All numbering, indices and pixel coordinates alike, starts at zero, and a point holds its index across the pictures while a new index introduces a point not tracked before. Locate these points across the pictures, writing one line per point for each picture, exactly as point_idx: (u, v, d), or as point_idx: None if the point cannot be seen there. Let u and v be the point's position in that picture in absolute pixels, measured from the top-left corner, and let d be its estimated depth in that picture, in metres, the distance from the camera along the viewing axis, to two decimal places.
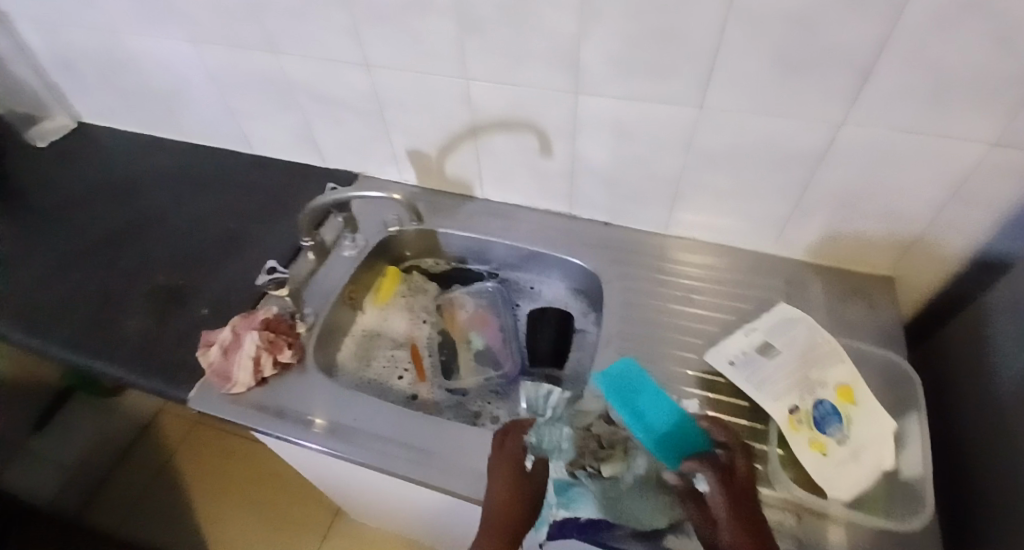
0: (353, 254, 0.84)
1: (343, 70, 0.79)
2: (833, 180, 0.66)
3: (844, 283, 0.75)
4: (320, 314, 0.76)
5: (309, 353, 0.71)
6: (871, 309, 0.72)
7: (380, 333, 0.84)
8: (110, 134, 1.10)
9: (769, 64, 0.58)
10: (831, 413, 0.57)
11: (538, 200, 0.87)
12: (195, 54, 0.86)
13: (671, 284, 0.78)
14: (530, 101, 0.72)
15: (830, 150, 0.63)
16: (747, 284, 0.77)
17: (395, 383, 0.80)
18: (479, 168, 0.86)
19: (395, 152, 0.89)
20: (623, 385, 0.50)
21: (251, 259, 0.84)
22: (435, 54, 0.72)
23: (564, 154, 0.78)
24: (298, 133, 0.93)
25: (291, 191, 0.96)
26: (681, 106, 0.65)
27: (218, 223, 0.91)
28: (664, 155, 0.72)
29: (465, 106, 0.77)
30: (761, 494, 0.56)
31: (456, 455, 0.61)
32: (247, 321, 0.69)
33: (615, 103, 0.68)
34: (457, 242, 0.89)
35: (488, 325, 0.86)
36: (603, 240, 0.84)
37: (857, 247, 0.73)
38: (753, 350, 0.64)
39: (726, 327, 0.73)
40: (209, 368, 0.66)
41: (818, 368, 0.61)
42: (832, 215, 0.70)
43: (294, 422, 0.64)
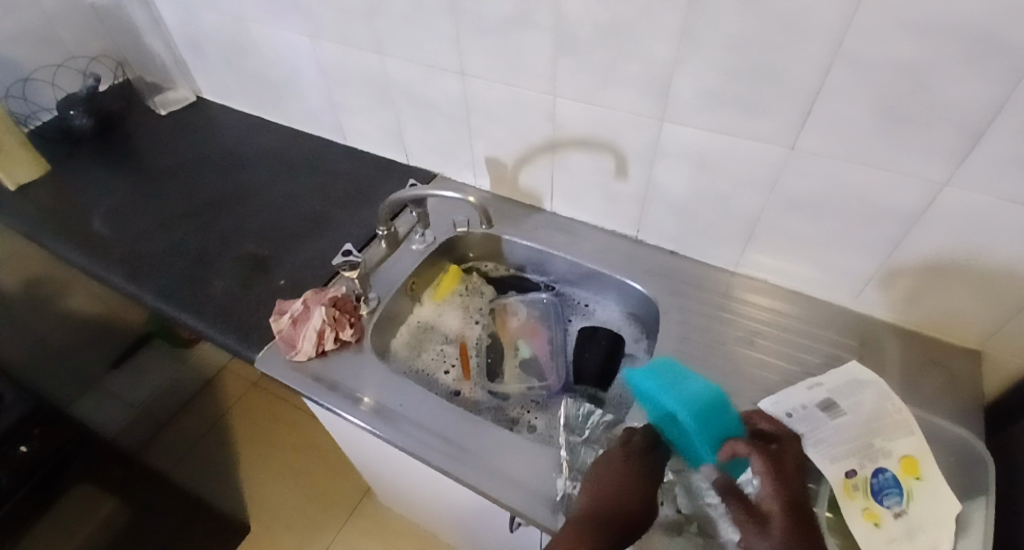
0: (420, 248, 0.87)
1: (440, 76, 0.83)
2: (924, 241, 0.63)
3: (923, 351, 0.71)
4: (383, 299, 0.80)
5: (367, 335, 0.75)
6: (950, 382, 0.68)
7: (434, 327, 0.87)
8: (222, 110, 1.20)
9: (870, 114, 0.56)
10: (892, 486, 0.54)
11: (606, 220, 0.87)
12: (309, 47, 0.93)
13: (732, 323, 0.76)
14: (615, 123, 0.73)
15: (926, 209, 0.60)
16: (814, 336, 0.74)
17: (440, 377, 0.81)
18: (552, 183, 0.88)
19: (474, 157, 0.93)
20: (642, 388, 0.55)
21: (329, 240, 0.89)
22: (530, 70, 0.74)
23: (639, 179, 0.78)
24: (388, 129, 0.99)
25: (373, 182, 1.01)
26: (771, 145, 0.64)
27: (304, 203, 0.97)
28: (745, 194, 0.71)
29: (550, 121, 0.79)
30: None
31: (490, 456, 0.62)
32: (318, 296, 0.72)
33: (701, 135, 0.68)
34: (520, 251, 0.91)
35: (537, 335, 0.87)
36: (667, 270, 0.83)
37: (940, 314, 0.69)
38: (815, 405, 0.61)
39: (785, 377, 0.70)
40: (279, 334, 0.70)
41: (883, 437, 0.57)
42: (918, 277, 0.67)
43: (345, 397, 0.68)
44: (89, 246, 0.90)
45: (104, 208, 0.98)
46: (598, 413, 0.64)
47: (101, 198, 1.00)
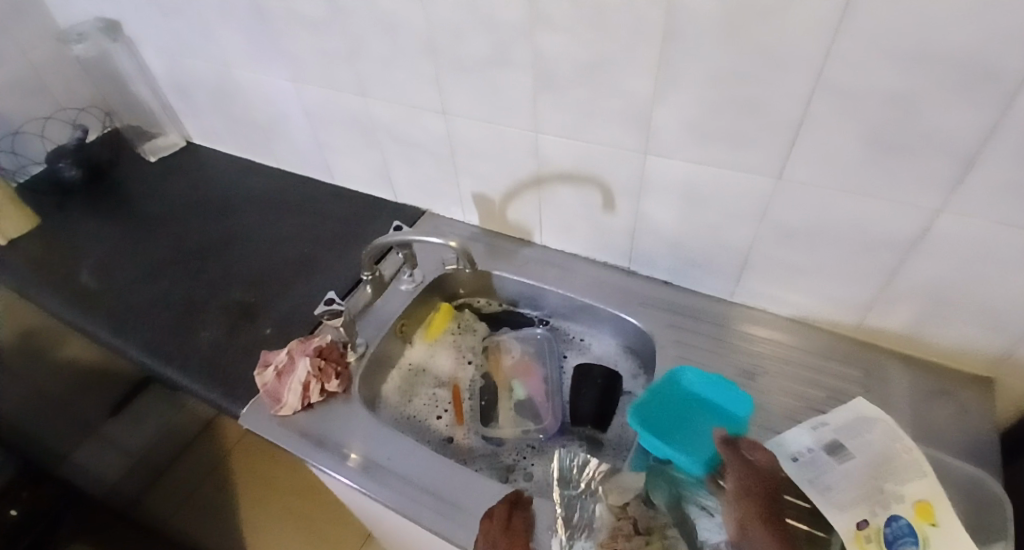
0: (408, 288, 0.85)
1: (421, 114, 0.82)
2: (922, 270, 0.61)
3: (930, 379, 0.68)
4: (370, 345, 0.78)
5: (354, 384, 0.73)
6: (961, 413, 0.65)
7: (426, 369, 0.85)
8: (212, 154, 1.21)
9: (857, 143, 0.54)
10: (907, 535, 0.50)
11: (597, 252, 0.86)
12: (293, 91, 0.93)
13: (731, 356, 0.74)
14: (599, 158, 0.72)
15: (922, 238, 0.58)
16: (816, 367, 0.71)
17: (433, 423, 0.79)
18: (541, 217, 0.86)
19: (461, 194, 0.92)
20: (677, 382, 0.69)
21: (317, 285, 0.88)
22: (510, 107, 0.73)
23: (628, 212, 0.77)
24: (374, 169, 0.98)
25: (361, 222, 1.00)
26: (759, 176, 0.63)
27: (291, 246, 0.96)
28: (736, 225, 0.69)
29: (534, 157, 0.78)
30: None
31: (482, 513, 0.60)
32: (303, 346, 0.71)
33: (687, 168, 0.67)
34: (512, 286, 0.89)
35: (532, 374, 0.84)
36: (661, 301, 0.81)
37: (948, 342, 0.66)
38: (819, 447, 0.59)
39: (788, 413, 0.67)
40: (262, 388, 0.68)
41: (892, 480, 0.55)
42: (919, 305, 0.64)
43: (331, 453, 0.66)
44: (76, 300, 0.89)
45: (92, 259, 0.97)
46: (593, 463, 0.63)
47: (89, 249, 1.00)
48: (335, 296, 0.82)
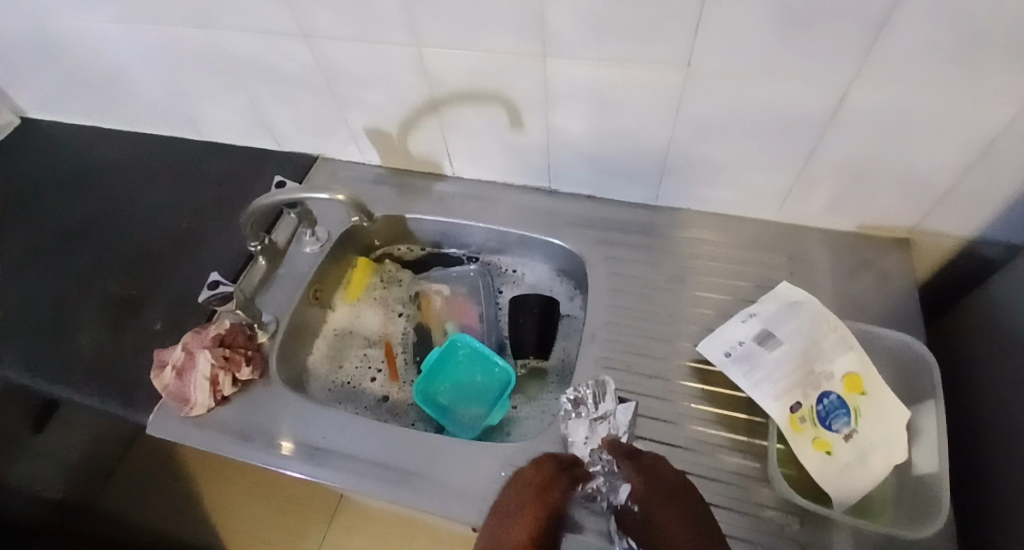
0: (314, 250, 0.77)
1: (283, 43, 0.70)
2: (841, 144, 0.58)
3: (852, 251, 0.69)
4: (281, 319, 0.71)
5: (271, 366, 0.67)
6: (882, 279, 0.66)
7: (353, 331, 0.79)
8: (56, 125, 1.02)
9: (768, 16, 0.49)
10: (839, 407, 0.53)
11: (513, 176, 0.79)
12: (121, 34, 0.77)
13: (663, 263, 0.72)
14: (495, 67, 0.63)
15: (838, 109, 0.55)
16: (746, 260, 0.70)
17: (367, 386, 0.75)
18: (446, 145, 0.78)
19: (352, 131, 0.81)
20: (444, 365, 0.74)
21: (210, 261, 0.78)
22: (383, 20, 0.62)
23: (537, 126, 0.70)
24: (249, 117, 0.85)
25: (248, 181, 0.88)
26: (666, 67, 0.57)
27: (171, 221, 0.84)
28: (650, 123, 0.64)
29: (423, 77, 0.68)
30: (759, 493, 0.54)
31: (438, 472, 0.57)
32: (200, 337, 0.64)
33: (590, 67, 0.60)
34: (430, 228, 0.82)
35: (467, 314, 0.80)
36: (587, 218, 0.77)
37: (868, 211, 0.66)
38: (752, 340, 0.59)
39: (723, 311, 0.67)
40: (165, 391, 0.62)
41: (823, 359, 0.55)
42: (839, 179, 0.63)
43: (261, 446, 0.60)
44: None
45: None
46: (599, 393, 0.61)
47: None
48: (222, 278, 0.73)
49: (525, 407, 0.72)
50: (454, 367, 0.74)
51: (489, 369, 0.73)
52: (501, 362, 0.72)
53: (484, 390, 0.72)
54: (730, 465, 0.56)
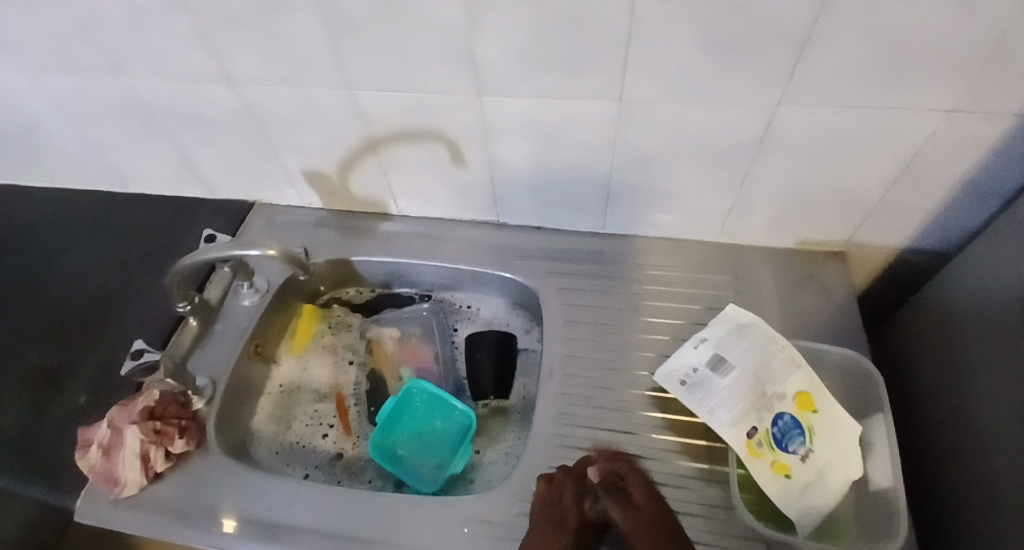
0: (253, 303, 0.73)
1: (207, 89, 0.67)
2: (774, 167, 0.60)
3: (795, 267, 0.70)
4: (218, 381, 0.66)
5: (209, 434, 0.62)
6: (824, 293, 0.68)
7: (300, 386, 0.75)
8: None
9: (694, 48, 0.50)
10: (793, 428, 0.53)
11: (459, 211, 0.78)
12: (28, 87, 0.72)
13: (614, 291, 0.71)
14: (431, 106, 0.62)
15: (768, 133, 0.56)
16: (695, 282, 0.71)
17: (318, 444, 0.70)
18: (388, 184, 0.76)
19: (289, 174, 0.78)
20: (399, 413, 0.70)
21: (139, 321, 0.72)
22: (311, 62, 0.60)
23: (479, 162, 0.69)
24: (177, 165, 0.81)
25: (179, 232, 0.83)
26: (600, 100, 0.57)
27: (96, 280, 0.78)
28: (590, 154, 0.64)
29: (358, 119, 0.66)
30: (723, 521, 0.53)
31: (397, 535, 0.54)
32: (126, 412, 0.59)
33: (527, 103, 0.59)
34: (377, 269, 0.79)
35: (421, 357, 0.78)
36: (537, 250, 0.76)
37: (805, 228, 0.68)
38: (705, 366, 0.58)
39: (678, 336, 0.67)
40: (92, 473, 0.57)
41: (774, 380, 0.55)
42: (775, 199, 0.65)
43: (202, 523, 0.56)
44: None
45: None
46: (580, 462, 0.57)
47: None
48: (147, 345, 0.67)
49: (488, 451, 0.69)
50: (411, 414, 0.70)
51: (447, 415, 0.70)
52: (459, 405, 0.69)
53: (447, 436, 0.68)
54: (694, 499, 0.55)
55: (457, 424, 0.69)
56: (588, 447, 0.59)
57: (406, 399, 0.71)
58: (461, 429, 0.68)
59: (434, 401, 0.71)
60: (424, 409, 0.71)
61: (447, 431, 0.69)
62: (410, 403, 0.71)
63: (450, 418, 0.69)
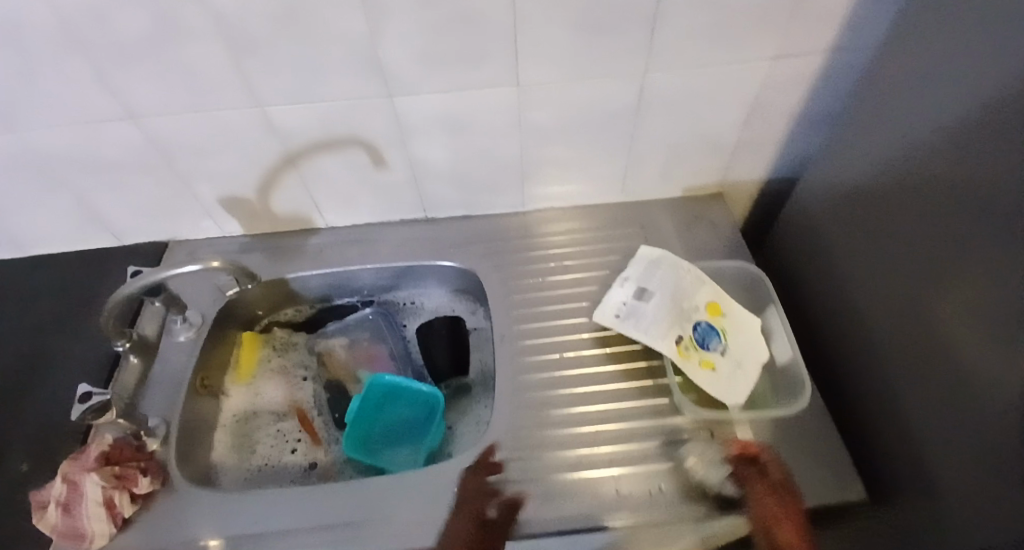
0: (190, 336, 0.71)
1: (108, 129, 0.66)
2: (653, 126, 0.71)
3: (687, 211, 0.83)
4: (171, 419, 0.64)
5: (172, 470, 0.61)
6: (713, 227, 0.80)
7: (256, 411, 0.74)
8: None
9: (569, 31, 0.59)
10: (709, 331, 0.64)
11: (387, 213, 0.82)
12: None
13: (543, 258, 0.79)
14: (346, 114, 0.67)
15: (642, 98, 0.67)
16: (610, 237, 0.81)
17: (288, 459, 0.70)
18: (313, 197, 0.78)
19: (206, 206, 0.78)
20: (366, 409, 0.71)
21: (67, 380, 0.68)
22: (219, 86, 0.62)
23: (399, 162, 0.74)
24: (78, 216, 0.77)
25: (92, 285, 0.79)
26: (500, 87, 0.65)
27: (2, 350, 0.72)
28: (499, 138, 0.71)
29: (274, 136, 0.69)
30: (673, 422, 0.61)
31: (391, 509, 0.57)
32: (80, 462, 0.56)
33: (436, 98, 0.66)
34: (315, 282, 0.81)
35: (377, 357, 0.80)
36: (467, 236, 0.82)
37: (688, 176, 0.80)
38: (633, 298, 0.67)
39: (604, 283, 0.76)
40: (52, 533, 0.54)
41: (686, 296, 0.66)
42: (660, 154, 0.76)
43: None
44: None
45: None
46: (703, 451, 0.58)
47: None
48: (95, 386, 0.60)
49: (460, 424, 0.74)
50: (378, 409, 0.72)
51: (414, 403, 0.72)
52: (423, 388, 0.72)
53: (417, 421, 0.71)
54: (646, 410, 0.63)
55: (425, 408, 0.72)
56: (549, 390, 0.66)
57: (372, 395, 0.72)
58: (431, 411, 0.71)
59: (399, 392, 0.72)
60: (392, 403, 0.72)
61: (417, 416, 0.72)
62: (376, 398, 0.72)
63: (416, 403, 0.72)
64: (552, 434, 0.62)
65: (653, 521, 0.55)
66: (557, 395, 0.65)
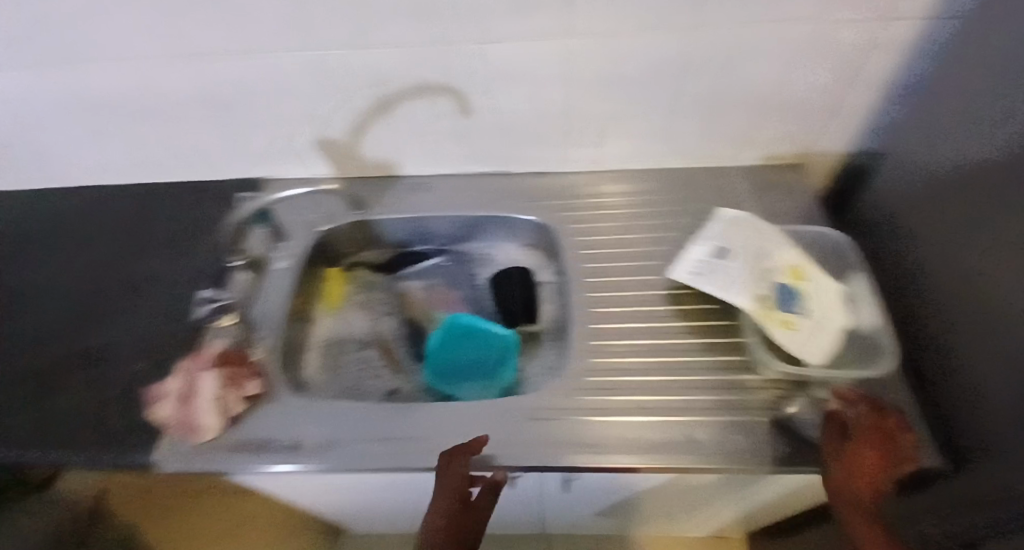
0: (289, 263, 0.78)
1: (221, 65, 0.70)
2: (740, 86, 0.71)
3: (763, 180, 0.82)
4: (275, 334, 0.70)
5: (274, 380, 0.66)
6: (790, 197, 0.80)
7: (341, 338, 0.79)
8: None
9: None
10: (791, 292, 0.63)
11: (465, 164, 0.85)
12: (24, 81, 0.73)
13: (616, 217, 0.81)
14: (441, 59, 0.69)
15: (733, 54, 0.67)
16: (683, 201, 0.81)
17: (371, 383, 0.75)
18: (398, 144, 0.82)
19: (299, 148, 0.82)
20: (445, 347, 0.75)
21: (173, 298, 0.74)
22: (327, 25, 0.66)
23: (485, 111, 0.76)
24: (183, 151, 0.83)
25: (192, 216, 0.85)
26: (592, 37, 0.66)
27: (112, 269, 0.79)
28: (585, 92, 0.73)
29: (370, 79, 0.72)
30: (746, 380, 0.62)
31: (471, 429, 0.60)
32: (199, 363, 0.63)
33: (530, 46, 0.67)
34: (396, 227, 0.84)
35: (450, 301, 0.85)
36: (541, 192, 0.85)
37: (767, 144, 0.80)
38: (710, 256, 0.68)
39: (677, 244, 0.77)
40: (169, 423, 0.60)
41: (769, 257, 0.66)
42: (742, 118, 0.76)
43: (286, 452, 0.59)
44: None
45: None
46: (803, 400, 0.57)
47: None
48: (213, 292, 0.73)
49: (529, 367, 0.76)
50: (454, 349, 0.75)
51: (488, 346, 0.75)
52: (498, 331, 0.75)
53: (491, 362, 0.74)
54: (720, 364, 0.64)
55: (499, 349, 0.74)
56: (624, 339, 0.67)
57: (448, 336, 0.76)
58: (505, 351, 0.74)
59: (472, 335, 0.75)
60: (466, 345, 0.75)
61: (490, 357, 0.74)
62: (451, 340, 0.75)
63: (490, 345, 0.75)
64: (627, 375, 0.64)
65: (728, 464, 0.56)
66: (632, 343, 0.67)
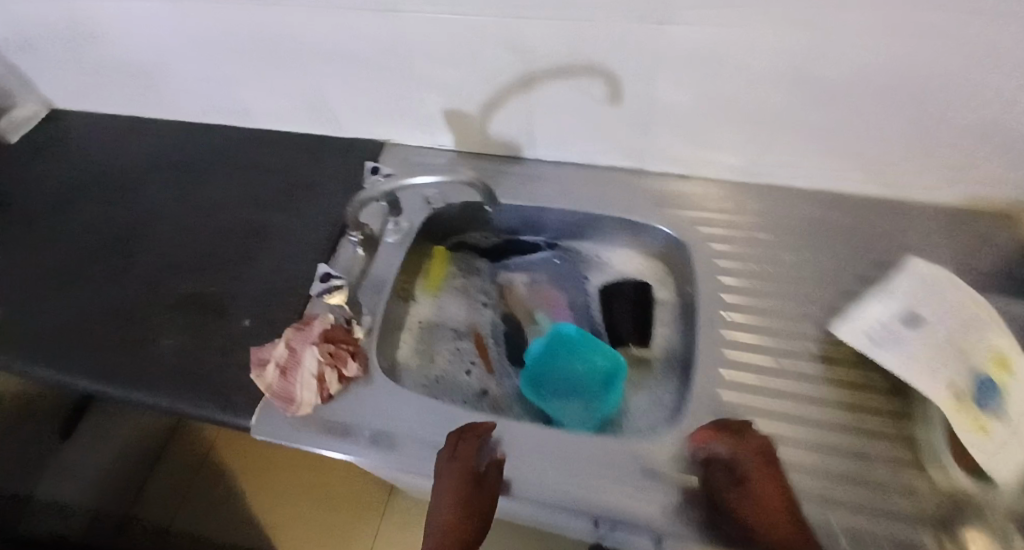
0: (398, 240, 0.74)
1: (359, 20, 0.65)
2: (974, 112, 0.56)
3: (965, 226, 0.66)
4: (376, 313, 0.67)
5: (370, 362, 0.63)
6: (1000, 254, 0.64)
7: (438, 324, 0.75)
8: (87, 119, 0.96)
9: None
10: (991, 387, 0.50)
11: (598, 155, 0.76)
12: (172, 15, 0.72)
13: (766, 243, 0.69)
14: (598, 37, 0.59)
15: (980, 71, 0.52)
16: (855, 237, 0.68)
17: (463, 379, 0.71)
18: (529, 124, 0.74)
19: (423, 114, 0.77)
20: (547, 354, 0.70)
21: (284, 255, 0.73)
22: None
23: (636, 100, 0.66)
24: (309, 102, 0.80)
25: (311, 170, 0.83)
26: (793, 31, 0.53)
27: (234, 213, 0.79)
28: (762, 93, 0.60)
29: (513, 52, 0.64)
30: (915, 481, 0.50)
31: (570, 468, 0.54)
32: (303, 334, 0.61)
33: (710, 33, 0.56)
34: (511, 214, 0.78)
35: (555, 303, 0.78)
36: (680, 198, 0.74)
37: (984, 184, 0.64)
38: (895, 319, 0.55)
39: (840, 290, 0.64)
40: (268, 391, 0.59)
41: (969, 335, 0.53)
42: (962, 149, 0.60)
43: (374, 445, 0.56)
44: None
45: None
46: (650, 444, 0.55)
47: None
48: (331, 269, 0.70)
49: (633, 397, 0.68)
50: (558, 358, 0.70)
51: (594, 361, 0.69)
52: (604, 350, 0.69)
53: (595, 382, 0.68)
54: (881, 452, 0.52)
55: (603, 369, 0.68)
56: (758, 395, 0.58)
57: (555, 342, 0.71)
58: (609, 373, 0.68)
59: (580, 346, 0.70)
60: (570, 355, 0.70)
61: (595, 376, 0.68)
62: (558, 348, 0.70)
63: (595, 363, 0.69)
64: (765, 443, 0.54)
65: None
66: (768, 404, 0.57)
